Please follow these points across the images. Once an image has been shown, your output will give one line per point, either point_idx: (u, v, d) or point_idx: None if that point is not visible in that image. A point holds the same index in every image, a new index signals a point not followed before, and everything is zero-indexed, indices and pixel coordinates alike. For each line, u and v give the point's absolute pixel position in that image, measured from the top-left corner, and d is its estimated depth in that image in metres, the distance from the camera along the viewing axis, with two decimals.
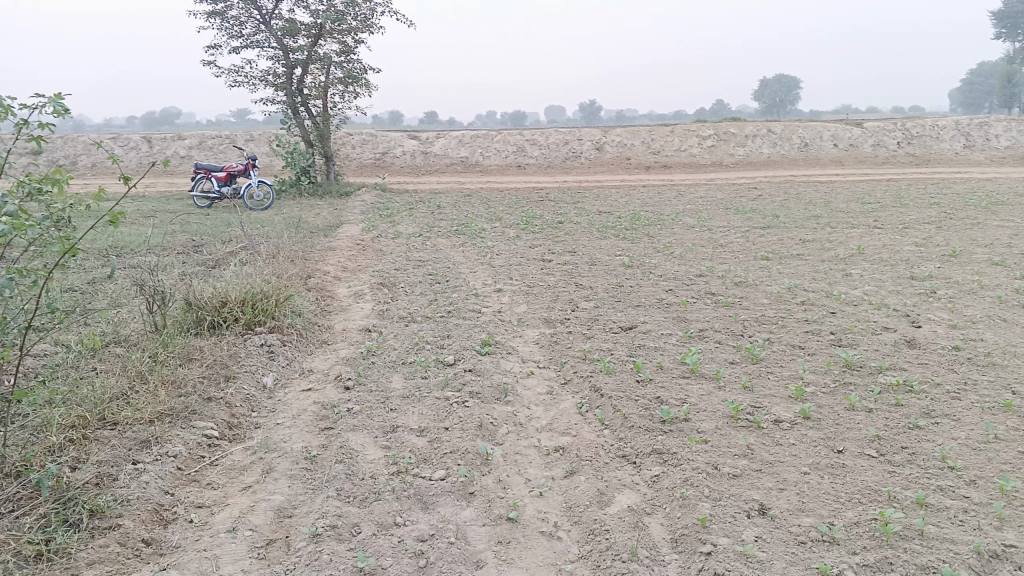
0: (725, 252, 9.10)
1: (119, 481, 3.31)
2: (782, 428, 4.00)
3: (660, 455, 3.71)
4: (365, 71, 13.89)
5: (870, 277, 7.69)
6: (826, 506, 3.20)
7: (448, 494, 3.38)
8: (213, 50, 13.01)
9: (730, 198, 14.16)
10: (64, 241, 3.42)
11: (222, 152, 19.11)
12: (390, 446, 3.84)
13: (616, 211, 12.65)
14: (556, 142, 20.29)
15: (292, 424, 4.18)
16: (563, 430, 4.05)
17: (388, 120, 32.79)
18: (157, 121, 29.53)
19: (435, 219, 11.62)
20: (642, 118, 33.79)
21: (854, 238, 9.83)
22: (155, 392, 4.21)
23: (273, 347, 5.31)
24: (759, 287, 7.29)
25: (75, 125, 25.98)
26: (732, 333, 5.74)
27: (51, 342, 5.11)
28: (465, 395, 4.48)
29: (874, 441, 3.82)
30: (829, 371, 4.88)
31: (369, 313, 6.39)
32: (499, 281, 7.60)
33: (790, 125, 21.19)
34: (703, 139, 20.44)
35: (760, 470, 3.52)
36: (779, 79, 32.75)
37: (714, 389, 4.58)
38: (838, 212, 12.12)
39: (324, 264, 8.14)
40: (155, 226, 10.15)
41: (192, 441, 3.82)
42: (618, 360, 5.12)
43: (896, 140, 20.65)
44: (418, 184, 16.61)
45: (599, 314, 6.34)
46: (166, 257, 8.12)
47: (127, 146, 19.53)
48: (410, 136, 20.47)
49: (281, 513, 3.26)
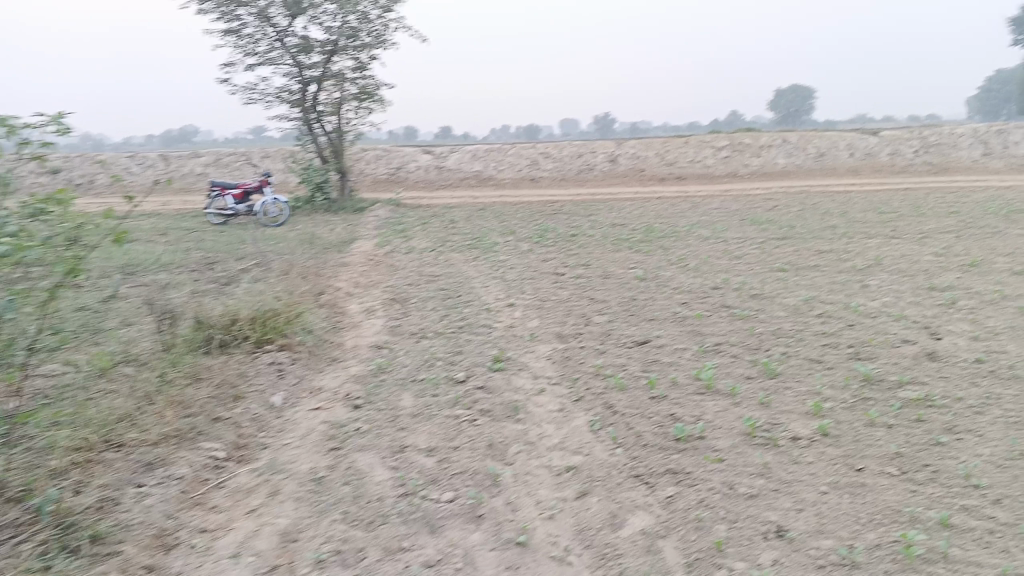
0: (741, 264, 8.99)
1: (122, 505, 3.26)
2: (800, 445, 3.89)
3: (674, 475, 3.61)
4: (379, 86, 13.91)
5: (889, 288, 7.57)
6: (846, 528, 3.09)
7: (457, 517, 3.30)
8: (227, 68, 13.09)
9: (745, 209, 14.03)
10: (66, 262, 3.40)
11: (238, 169, 19.22)
12: (398, 467, 3.77)
13: (630, 223, 12.57)
14: (570, 155, 20.26)
15: (300, 445, 4.12)
16: (575, 450, 3.96)
17: (403, 136, 32.95)
18: (175, 139, 29.81)
19: (448, 234, 11.58)
20: (657, 130, 33.73)
21: (872, 248, 9.71)
22: (162, 413, 4.17)
23: (282, 365, 5.26)
24: (776, 299, 7.18)
25: (94, 145, 26.22)
26: (748, 347, 5.63)
27: (61, 362, 5.09)
28: (475, 414, 4.40)
29: (895, 459, 3.71)
30: (847, 386, 4.77)
31: (380, 330, 6.34)
32: (511, 295, 7.54)
33: (806, 135, 21.04)
34: (718, 149, 20.34)
35: (777, 489, 3.42)
36: (794, 89, 32.56)
37: (729, 406, 4.47)
38: (855, 222, 11.97)
39: (336, 280, 8.10)
40: (169, 244, 10.18)
41: (198, 463, 3.77)
42: (631, 376, 5.03)
43: (912, 149, 20.46)
44: (432, 198, 16.61)
45: (612, 328, 6.25)
46: (178, 275, 8.12)
47: (143, 164, 19.67)
48: (424, 151, 20.51)
49: (285, 537, 3.19)
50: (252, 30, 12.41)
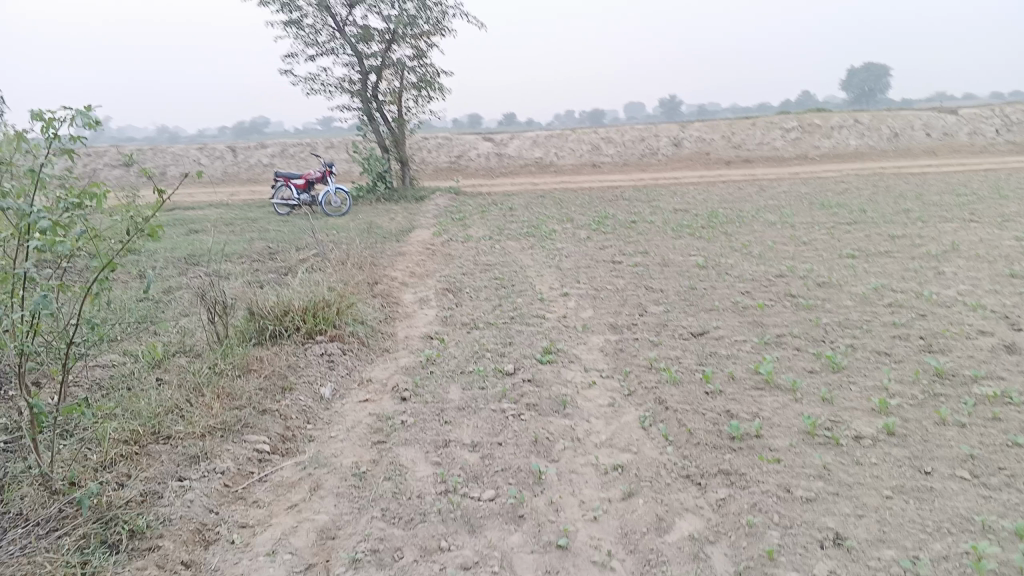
0: (807, 251, 8.67)
1: (163, 499, 3.26)
2: (863, 445, 3.68)
3: (727, 476, 3.44)
4: (438, 74, 13.87)
5: (966, 275, 7.18)
6: (910, 537, 2.89)
7: (497, 517, 3.21)
8: (289, 59, 13.21)
9: (815, 192, 13.56)
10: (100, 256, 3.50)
11: (303, 160, 19.46)
12: (441, 463, 3.69)
13: (693, 209, 12.28)
14: (632, 139, 19.94)
15: (345, 438, 4.07)
16: (624, 447, 3.82)
17: (467, 123, 32.94)
18: (246, 130, 30.37)
19: (506, 221, 11.49)
20: (724, 112, 33.03)
21: (947, 233, 9.26)
22: (210, 405, 4.17)
23: (333, 355, 5.22)
24: (843, 288, 6.88)
25: (171, 138, 26.92)
26: (812, 339, 5.39)
27: (118, 352, 5.17)
28: (521, 408, 4.30)
29: (967, 461, 3.47)
30: (917, 381, 4.51)
31: (432, 320, 6.27)
32: (566, 284, 7.40)
33: (879, 115, 20.27)
34: (786, 131, 19.74)
35: (836, 493, 3.23)
36: (868, 68, 31.44)
37: (789, 402, 4.27)
38: (931, 205, 11.44)
39: (391, 270, 8.08)
40: (232, 235, 10.33)
41: (242, 456, 3.75)
42: (686, 369, 4.85)
43: (992, 127, 19.57)
44: (492, 186, 16.53)
45: (669, 319, 6.07)
46: (238, 266, 8.21)
47: (212, 156, 19.99)
48: (485, 139, 20.42)
49: (324, 534, 3.14)
50: (313, 21, 12.49)
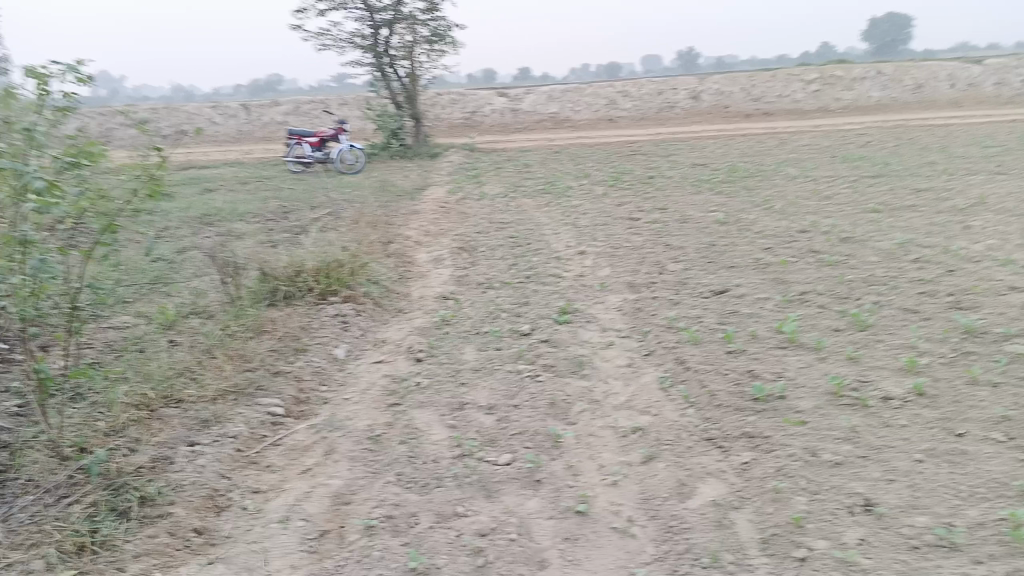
0: (830, 205, 8.47)
1: (174, 465, 3.21)
2: (891, 406, 3.56)
3: (751, 439, 3.34)
4: (451, 27, 13.57)
5: (994, 229, 6.99)
6: (943, 502, 2.78)
7: (514, 481, 3.14)
8: (300, 14, 12.94)
9: (836, 145, 13.28)
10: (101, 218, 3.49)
11: (316, 117, 19.24)
12: (457, 426, 3.61)
13: (713, 163, 12.04)
14: (650, 93, 19.55)
15: (359, 400, 3.98)
16: (644, 409, 3.73)
17: (482, 78, 32.47)
18: (262, 88, 30.11)
19: (522, 178, 11.32)
20: (743, 64, 32.39)
21: (975, 186, 9.02)
22: (221, 367, 4.10)
23: (346, 316, 5.10)
24: (867, 243, 6.70)
25: (185, 96, 26.73)
26: (836, 296, 5.24)
27: (131, 314, 5.10)
28: (538, 369, 4.20)
29: (1001, 423, 3.35)
30: (946, 339, 4.37)
31: (446, 280, 6.16)
32: (583, 242, 7.27)
33: (903, 65, 19.75)
34: (807, 83, 19.28)
35: (865, 457, 3.13)
36: (892, 17, 30.62)
37: (814, 361, 4.15)
38: (957, 157, 11.16)
39: (406, 229, 7.95)
40: (246, 194, 10.21)
41: (254, 420, 3.68)
42: (706, 329, 4.73)
43: (1020, 77, 19.10)
44: (507, 142, 16.33)
45: (688, 277, 5.93)
46: (251, 225, 8.10)
47: (225, 114, 19.77)
48: (499, 94, 20.09)
49: (338, 500, 3.08)
50: None
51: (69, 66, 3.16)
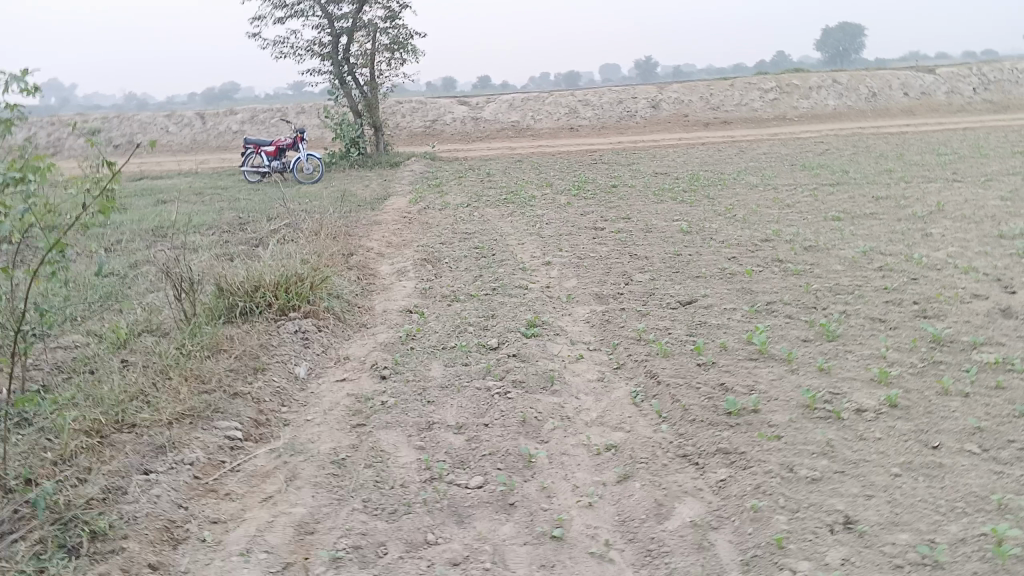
0: (792, 214, 8.50)
1: (127, 496, 3.05)
2: (865, 419, 3.52)
3: (726, 456, 3.28)
4: (411, 36, 13.45)
5: (954, 237, 7.05)
6: (924, 518, 2.74)
7: (486, 506, 3.03)
8: (257, 21, 12.71)
9: (795, 153, 13.38)
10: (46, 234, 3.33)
11: (273, 126, 18.96)
12: (425, 447, 3.49)
13: (675, 172, 12.06)
14: (609, 101, 19.59)
15: (323, 421, 3.84)
16: (616, 426, 3.65)
17: (441, 87, 32.35)
18: (217, 96, 29.65)
19: (484, 187, 11.22)
20: (700, 73, 32.75)
21: (932, 194, 9.13)
22: (177, 389, 3.92)
23: (308, 332, 4.94)
24: (831, 252, 6.72)
25: (138, 105, 26.18)
26: (804, 306, 5.23)
27: (81, 332, 4.89)
28: (507, 386, 4.10)
29: (975, 434, 3.33)
30: (915, 349, 4.36)
31: (410, 293, 6.03)
32: (548, 253, 7.19)
33: (857, 74, 20.07)
34: (765, 92, 19.47)
35: (842, 472, 3.08)
36: (843, 27, 31.21)
37: (786, 373, 4.10)
38: (913, 165, 11.32)
39: (367, 240, 7.79)
40: (201, 205, 9.96)
41: (213, 445, 3.52)
42: (676, 341, 4.67)
43: (969, 86, 19.53)
44: (468, 151, 16.24)
45: (656, 287, 5.87)
46: (208, 238, 7.88)
47: (180, 122, 19.37)
48: (460, 103, 19.98)
49: (301, 529, 2.94)
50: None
51: (13, 77, 2.97)
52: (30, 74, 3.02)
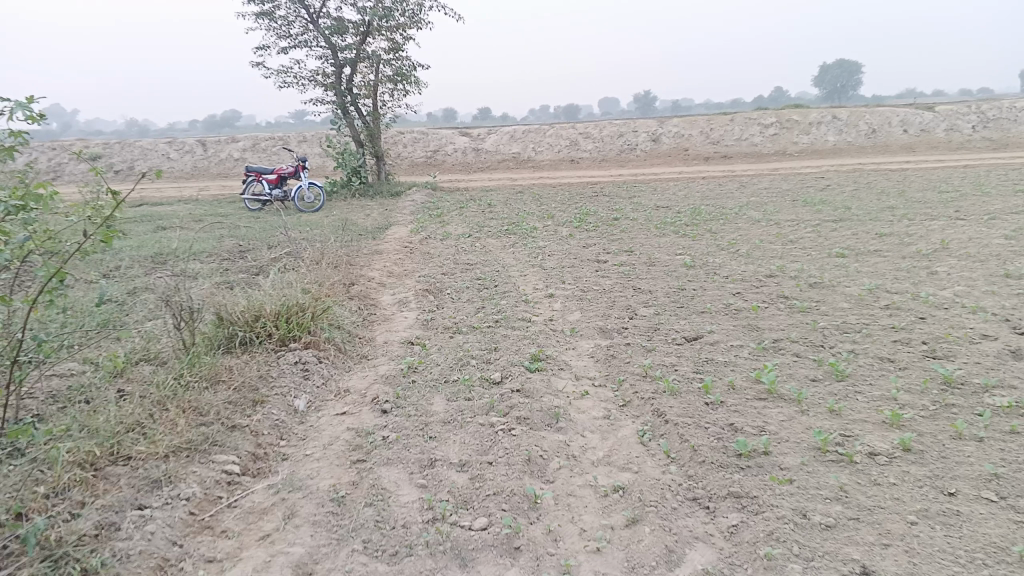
0: (795, 249, 8.47)
1: (120, 533, 2.96)
2: (878, 463, 3.44)
3: (737, 500, 3.20)
4: (414, 67, 13.51)
5: (959, 275, 7.01)
6: (943, 569, 2.66)
7: (491, 549, 2.94)
8: (261, 51, 12.75)
9: (796, 188, 13.39)
10: (47, 262, 3.31)
11: (275, 155, 19.01)
12: (427, 485, 3.40)
13: (676, 205, 12.05)
14: (611, 134, 19.66)
15: (322, 456, 3.75)
16: (623, 466, 3.57)
17: (443, 118, 32.55)
18: (218, 124, 29.78)
19: (486, 218, 11.20)
20: (699, 107, 32.98)
21: (935, 231, 9.12)
22: (174, 421, 3.83)
23: (307, 364, 4.86)
24: (836, 289, 6.68)
25: (140, 131, 26.27)
26: (811, 344, 5.16)
27: (77, 360, 4.81)
28: (512, 422, 4.01)
29: (991, 481, 3.25)
30: (926, 390, 4.29)
31: (412, 324, 5.96)
32: (551, 285, 7.13)
33: (857, 110, 20.21)
34: (765, 127, 19.58)
35: (857, 518, 2.99)
36: (841, 63, 31.50)
37: (795, 413, 4.02)
38: (914, 202, 11.33)
39: (369, 270, 7.73)
40: (202, 232, 9.91)
41: (209, 480, 3.43)
42: (683, 378, 4.59)
43: (969, 124, 19.64)
44: (470, 181, 16.25)
45: (660, 322, 5.81)
46: (207, 265, 7.82)
47: (182, 149, 19.42)
48: (461, 133, 20.06)
49: (299, 570, 2.85)
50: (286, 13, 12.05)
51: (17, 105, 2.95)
52: (36, 101, 3.01)
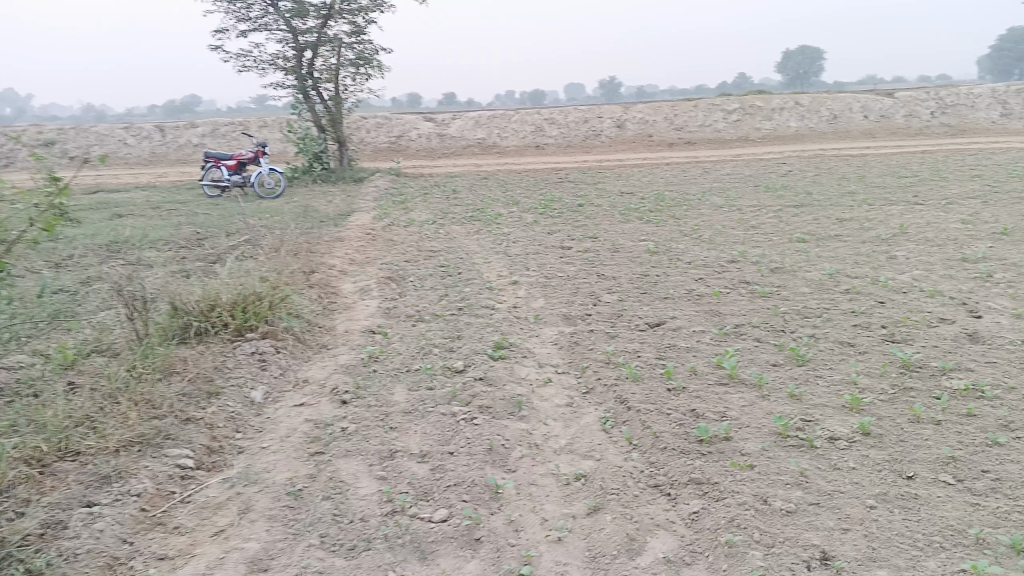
0: (758, 235, 8.50)
1: (68, 532, 2.86)
2: (839, 447, 3.45)
3: (699, 486, 3.19)
4: (377, 51, 13.32)
5: (917, 260, 7.08)
6: (902, 554, 2.67)
7: (450, 541, 2.90)
8: (219, 34, 12.48)
9: (758, 174, 13.46)
10: None
11: (235, 141, 18.68)
12: (386, 477, 3.35)
13: (640, 191, 12.04)
14: (575, 120, 19.60)
15: (279, 449, 3.67)
16: (585, 454, 3.54)
17: (407, 103, 32.25)
18: (178, 109, 29.18)
19: (450, 204, 11.11)
20: (664, 93, 33.05)
21: (895, 216, 9.21)
22: (127, 414, 3.73)
23: (265, 354, 4.76)
24: (798, 274, 6.71)
25: (96, 115, 25.64)
26: (772, 329, 5.17)
27: (26, 353, 4.66)
28: (473, 412, 3.96)
29: (949, 464, 3.28)
30: (885, 374, 4.32)
31: (373, 312, 5.87)
32: (515, 272, 7.08)
33: (819, 96, 20.38)
34: (728, 113, 19.66)
35: (817, 503, 3.00)
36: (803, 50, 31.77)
37: (757, 399, 4.02)
38: (875, 187, 11.44)
39: (330, 257, 7.62)
40: (159, 219, 9.69)
41: (162, 474, 3.33)
42: (645, 365, 4.58)
43: (928, 111, 19.89)
44: (434, 167, 16.11)
45: (624, 308, 5.79)
46: (164, 254, 7.64)
47: (139, 135, 19.00)
48: (425, 119, 19.87)
49: (254, 566, 2.78)
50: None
51: None
52: None
